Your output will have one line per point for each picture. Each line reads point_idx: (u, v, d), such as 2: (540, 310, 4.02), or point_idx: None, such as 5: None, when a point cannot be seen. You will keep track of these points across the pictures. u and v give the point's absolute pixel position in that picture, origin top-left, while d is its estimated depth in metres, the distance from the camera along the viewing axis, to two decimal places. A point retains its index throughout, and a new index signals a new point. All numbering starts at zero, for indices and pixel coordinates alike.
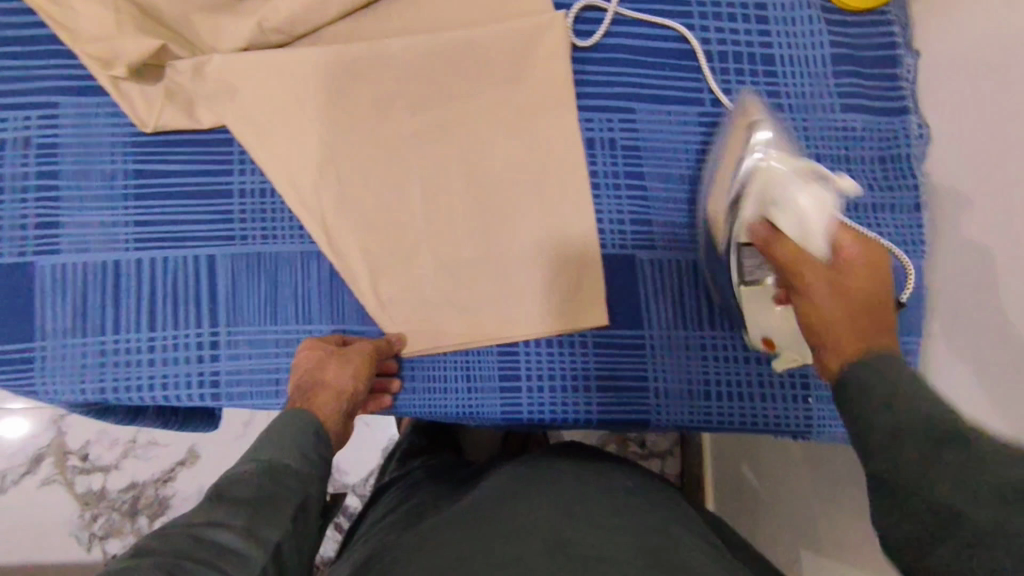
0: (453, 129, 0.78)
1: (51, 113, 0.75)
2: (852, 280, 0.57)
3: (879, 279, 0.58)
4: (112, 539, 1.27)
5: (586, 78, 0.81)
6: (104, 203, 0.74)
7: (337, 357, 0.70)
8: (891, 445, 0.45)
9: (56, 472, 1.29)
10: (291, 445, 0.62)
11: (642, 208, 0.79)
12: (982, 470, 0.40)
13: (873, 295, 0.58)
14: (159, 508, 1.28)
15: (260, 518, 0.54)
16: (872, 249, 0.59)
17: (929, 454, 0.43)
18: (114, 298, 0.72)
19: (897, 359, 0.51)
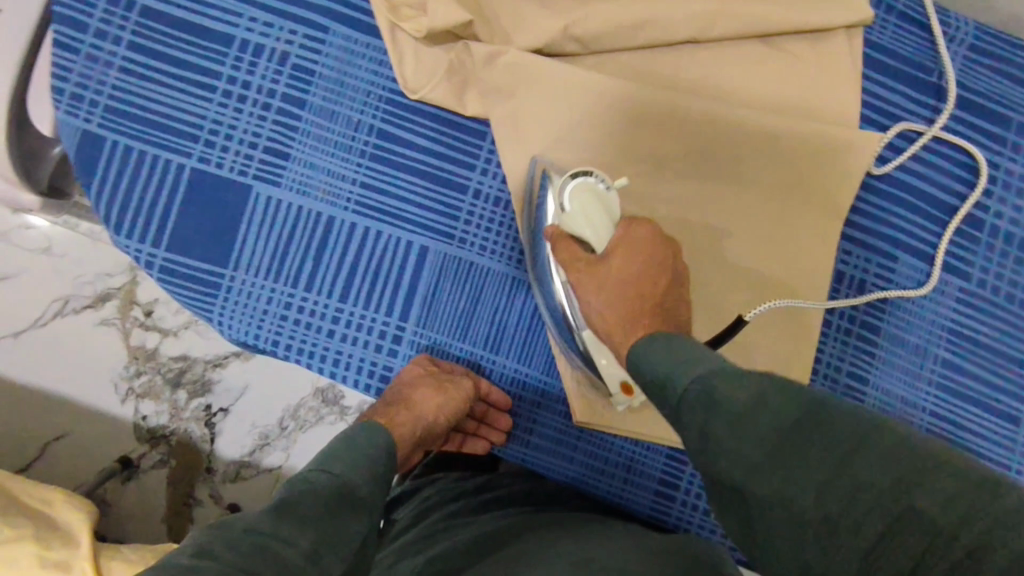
0: (712, 209, 0.71)
1: (318, 37, 0.68)
2: (619, 264, 0.58)
3: (657, 268, 0.57)
4: (146, 401, 1.08)
5: (862, 207, 0.74)
6: (340, 152, 0.68)
7: (433, 382, 0.66)
8: (684, 418, 0.45)
9: (116, 316, 1.07)
10: (360, 459, 0.59)
11: (865, 364, 0.73)
12: (758, 430, 0.42)
13: (670, 296, 0.57)
14: (201, 390, 1.08)
15: (326, 548, 0.49)
16: (640, 235, 0.59)
17: (705, 424, 0.44)
18: (316, 255, 0.68)
19: (671, 343, 0.49)
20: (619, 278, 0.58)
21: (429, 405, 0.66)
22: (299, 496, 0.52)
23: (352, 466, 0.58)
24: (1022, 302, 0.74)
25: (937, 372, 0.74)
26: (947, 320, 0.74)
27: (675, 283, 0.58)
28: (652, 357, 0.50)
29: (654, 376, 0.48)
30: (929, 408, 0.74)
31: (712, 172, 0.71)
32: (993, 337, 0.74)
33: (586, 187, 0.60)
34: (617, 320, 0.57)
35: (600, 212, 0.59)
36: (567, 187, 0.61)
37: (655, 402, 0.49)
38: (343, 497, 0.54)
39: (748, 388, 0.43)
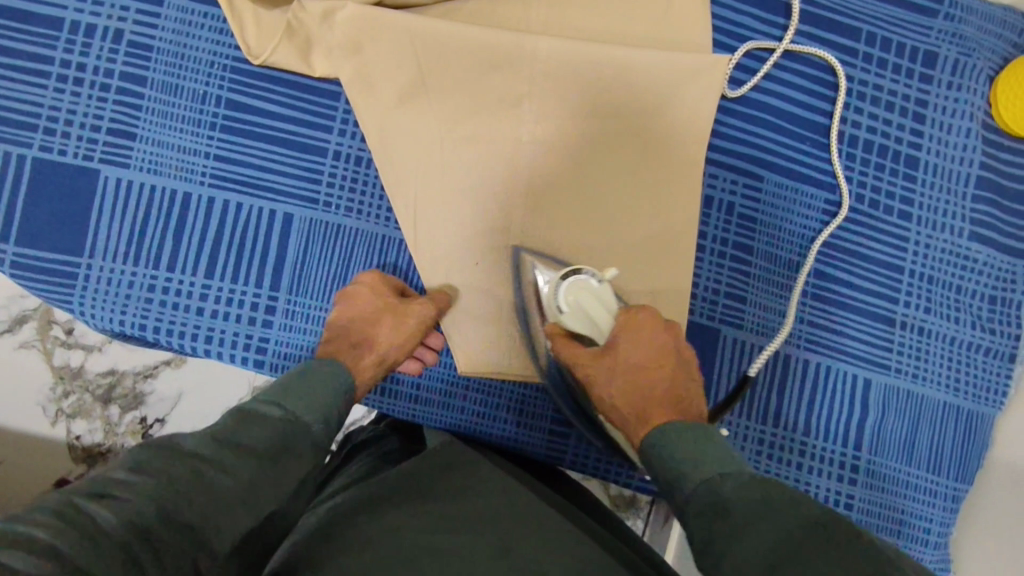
0: (578, 148, 0.71)
1: (152, 11, 0.67)
2: (621, 354, 0.59)
3: (656, 358, 0.59)
4: (77, 424, 0.93)
5: (723, 131, 0.76)
6: (188, 126, 0.67)
7: (391, 316, 0.64)
8: (688, 514, 0.49)
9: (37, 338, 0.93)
10: (319, 400, 0.55)
11: (741, 284, 0.75)
12: (749, 541, 0.43)
13: (676, 381, 0.58)
14: (134, 403, 0.93)
15: (265, 481, 0.47)
16: (641, 324, 0.60)
17: (710, 524, 0.46)
18: (175, 233, 0.67)
19: (673, 439, 0.53)
20: (622, 369, 0.59)
21: (395, 343, 0.64)
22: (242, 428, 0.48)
23: (306, 406, 0.53)
24: (886, 207, 0.77)
25: (811, 283, 0.76)
26: (817, 232, 0.76)
27: (678, 364, 0.60)
28: (673, 454, 0.52)
29: (672, 470, 0.52)
30: (807, 318, 0.76)
31: (575, 107, 0.71)
32: (861, 242, 0.77)
33: (579, 285, 0.63)
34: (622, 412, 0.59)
35: (597, 307, 0.62)
36: (562, 287, 0.63)
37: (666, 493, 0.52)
38: (288, 434, 0.50)
39: (748, 501, 0.46)
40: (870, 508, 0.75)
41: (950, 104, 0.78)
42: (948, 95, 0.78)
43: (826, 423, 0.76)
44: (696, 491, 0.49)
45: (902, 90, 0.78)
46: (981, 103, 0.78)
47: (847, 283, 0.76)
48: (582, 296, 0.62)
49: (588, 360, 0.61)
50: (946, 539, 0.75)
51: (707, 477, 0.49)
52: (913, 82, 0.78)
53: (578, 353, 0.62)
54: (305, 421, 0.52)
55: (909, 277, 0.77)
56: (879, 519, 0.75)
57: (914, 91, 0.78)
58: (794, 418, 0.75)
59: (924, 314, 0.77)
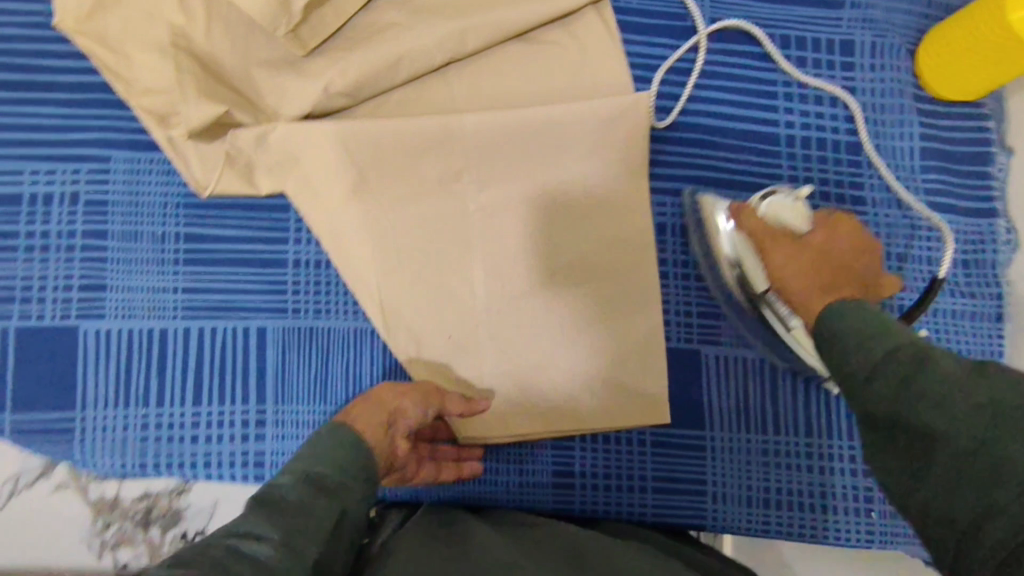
0: (522, 205, 0.73)
1: (102, 167, 0.71)
2: (825, 244, 0.67)
3: (847, 253, 0.66)
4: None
5: (660, 158, 0.77)
6: (153, 266, 0.71)
7: (397, 388, 0.67)
8: (883, 371, 0.48)
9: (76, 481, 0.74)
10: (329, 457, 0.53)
11: (711, 300, 0.76)
12: (965, 397, 0.43)
13: (857, 268, 0.65)
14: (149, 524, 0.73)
15: (300, 539, 0.45)
16: (840, 228, 0.68)
17: (906, 377, 0.46)
18: (158, 370, 0.69)
19: (855, 312, 0.53)
20: (815, 253, 0.67)
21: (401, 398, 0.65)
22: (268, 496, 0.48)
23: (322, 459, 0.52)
24: (838, 197, 0.78)
25: None
26: None
27: (864, 258, 0.66)
28: (852, 321, 0.52)
29: (852, 332, 0.52)
30: None
31: (513, 168, 0.73)
32: None
33: (778, 205, 0.69)
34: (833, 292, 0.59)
35: (799, 219, 0.69)
36: (768, 202, 0.70)
37: (848, 349, 0.51)
38: (314, 486, 0.49)
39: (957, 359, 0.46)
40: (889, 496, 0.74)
41: (877, 84, 0.79)
42: (873, 77, 0.79)
43: (832, 422, 0.75)
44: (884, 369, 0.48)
45: (828, 81, 0.79)
46: (907, 78, 0.79)
47: None
48: (787, 210, 0.69)
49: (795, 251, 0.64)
50: None
51: (891, 343, 0.49)
52: (836, 72, 0.79)
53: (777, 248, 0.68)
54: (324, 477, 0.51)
55: None
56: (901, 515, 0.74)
57: (840, 81, 0.79)
58: (795, 421, 0.75)
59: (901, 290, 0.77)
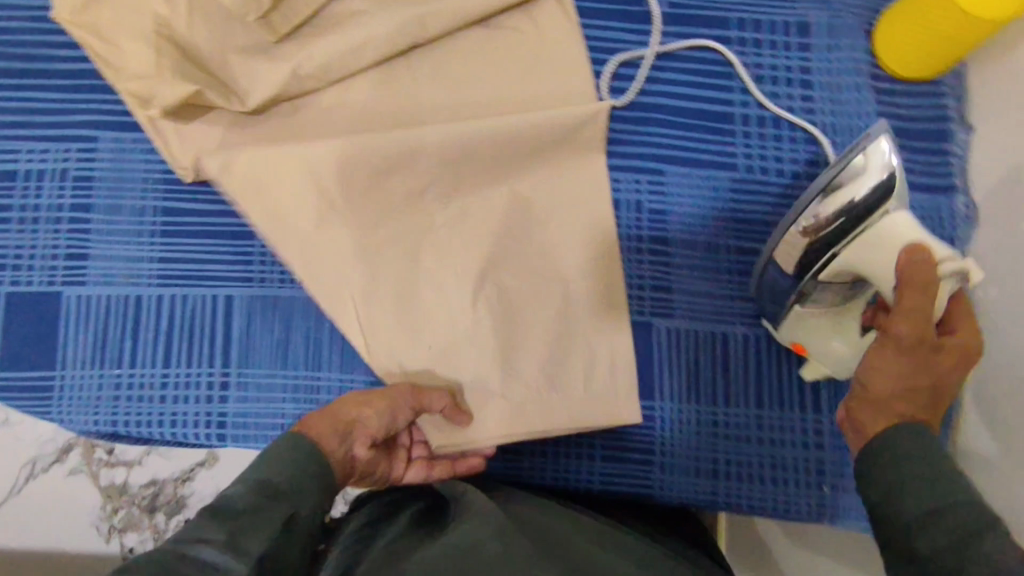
0: (479, 182, 0.75)
1: (88, 146, 0.77)
2: (940, 365, 0.53)
3: (945, 371, 0.53)
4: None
5: (617, 137, 0.79)
6: (131, 238, 0.75)
7: (375, 395, 0.64)
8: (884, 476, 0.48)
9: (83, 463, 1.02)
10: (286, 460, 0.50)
11: (664, 274, 0.77)
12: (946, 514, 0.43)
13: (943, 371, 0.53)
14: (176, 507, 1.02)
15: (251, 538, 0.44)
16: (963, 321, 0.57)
17: (901, 483, 0.46)
18: (132, 334, 0.74)
19: (908, 440, 0.48)
20: (930, 370, 0.53)
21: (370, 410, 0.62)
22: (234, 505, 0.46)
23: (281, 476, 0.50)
24: (794, 174, 0.79)
25: (733, 261, 0.78)
26: (728, 211, 0.79)
27: (962, 361, 0.55)
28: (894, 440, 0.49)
29: (878, 480, 0.48)
30: (736, 294, 0.77)
31: None
32: (776, 211, 0.78)
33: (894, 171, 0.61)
34: (923, 358, 0.53)
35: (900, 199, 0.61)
36: (884, 148, 0.61)
37: (875, 480, 0.48)
38: (268, 491, 0.47)
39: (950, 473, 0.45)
40: (840, 470, 0.75)
41: (833, 65, 0.80)
42: (829, 58, 0.80)
43: (779, 395, 0.76)
44: (953, 503, 0.43)
45: (782, 62, 0.81)
46: (862, 58, 0.81)
47: None
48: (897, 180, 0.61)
49: (915, 308, 0.54)
50: None
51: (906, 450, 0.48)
52: (791, 53, 0.81)
53: (912, 293, 0.54)
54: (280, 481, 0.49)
55: None
56: (852, 488, 0.74)
57: (795, 62, 0.81)
58: (745, 394, 0.76)
59: None
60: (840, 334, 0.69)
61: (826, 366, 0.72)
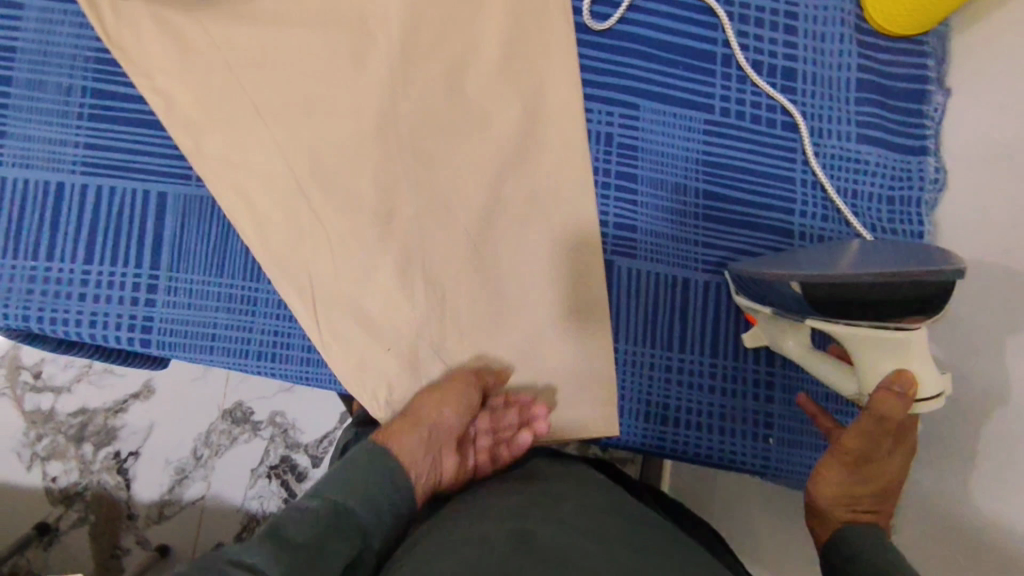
0: (445, 101, 0.73)
1: (13, 14, 0.69)
2: (877, 466, 0.60)
3: (886, 480, 0.60)
4: (53, 461, 1.16)
5: (593, 64, 0.76)
6: (55, 118, 0.69)
7: (435, 395, 0.67)
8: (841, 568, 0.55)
9: (6, 385, 1.16)
10: (363, 488, 0.56)
11: (630, 211, 0.74)
12: None
13: (885, 477, 0.60)
14: (107, 439, 1.17)
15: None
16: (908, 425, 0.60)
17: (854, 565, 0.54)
18: (52, 224, 0.68)
19: (865, 536, 0.57)
20: (870, 479, 0.60)
21: (430, 402, 0.67)
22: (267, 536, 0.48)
23: (351, 493, 0.55)
24: (769, 120, 0.77)
25: (701, 204, 0.75)
26: (700, 153, 0.76)
27: (900, 454, 0.60)
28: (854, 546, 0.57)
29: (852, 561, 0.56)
30: (701, 240, 0.75)
31: (440, 62, 0.73)
32: (747, 158, 0.76)
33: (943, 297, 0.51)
34: (867, 466, 0.60)
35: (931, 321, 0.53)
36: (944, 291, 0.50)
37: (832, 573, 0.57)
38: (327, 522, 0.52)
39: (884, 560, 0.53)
40: (791, 424, 0.73)
41: (819, 13, 0.78)
42: (817, 5, 0.78)
43: (735, 344, 0.73)
44: None
45: (768, 5, 0.78)
46: (851, 8, 0.78)
47: (738, 201, 0.75)
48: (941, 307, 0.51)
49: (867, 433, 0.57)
50: None
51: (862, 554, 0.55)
52: None
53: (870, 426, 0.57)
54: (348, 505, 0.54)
55: (801, 187, 0.76)
56: (798, 443, 0.72)
57: (782, 5, 0.78)
58: (701, 342, 0.73)
59: (823, 221, 0.76)
60: (796, 335, 0.66)
61: (766, 339, 0.70)
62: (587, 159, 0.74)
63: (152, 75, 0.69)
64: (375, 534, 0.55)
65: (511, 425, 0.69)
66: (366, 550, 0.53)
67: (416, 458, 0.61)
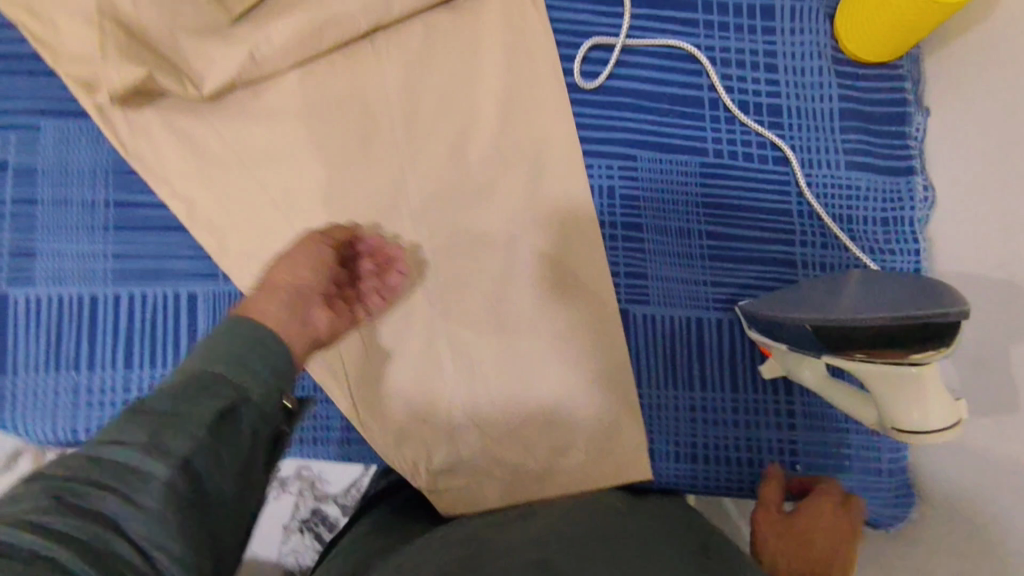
0: (451, 172, 0.76)
1: (30, 136, 0.72)
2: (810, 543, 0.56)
3: (833, 556, 0.54)
4: None
5: (589, 121, 0.79)
6: (83, 232, 0.72)
7: (328, 249, 0.65)
8: None
9: None
10: (248, 364, 0.48)
11: (639, 259, 0.78)
12: None
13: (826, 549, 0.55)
14: None
15: (170, 433, 0.43)
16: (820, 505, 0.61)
17: None
18: (90, 336, 0.71)
19: None
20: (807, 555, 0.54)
21: (288, 269, 0.61)
22: (96, 458, 0.41)
23: (206, 358, 0.47)
24: (761, 157, 0.80)
25: (706, 245, 0.78)
26: (700, 195, 0.79)
27: (829, 532, 0.57)
28: None
29: None
30: (710, 279, 0.78)
31: (442, 136, 0.77)
32: (745, 196, 0.79)
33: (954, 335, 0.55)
34: (789, 547, 0.56)
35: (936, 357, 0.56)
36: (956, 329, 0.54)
37: None
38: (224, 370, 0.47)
39: None
40: (814, 449, 0.76)
41: (797, 48, 0.81)
42: (793, 41, 0.81)
43: (754, 378, 0.77)
44: None
45: (748, 46, 0.81)
46: (825, 41, 0.82)
47: (741, 238, 0.78)
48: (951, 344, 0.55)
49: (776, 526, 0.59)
50: (899, 464, 0.77)
51: None
52: (757, 37, 0.81)
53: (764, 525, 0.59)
54: (235, 387, 0.47)
55: (799, 218, 0.79)
56: (822, 466, 0.76)
57: (760, 45, 0.81)
58: (721, 379, 0.77)
59: (823, 248, 0.79)
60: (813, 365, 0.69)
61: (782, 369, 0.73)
62: (594, 214, 0.77)
63: (170, 180, 0.72)
64: (253, 394, 0.47)
65: (370, 284, 0.69)
66: (244, 403, 0.46)
67: (282, 315, 0.56)
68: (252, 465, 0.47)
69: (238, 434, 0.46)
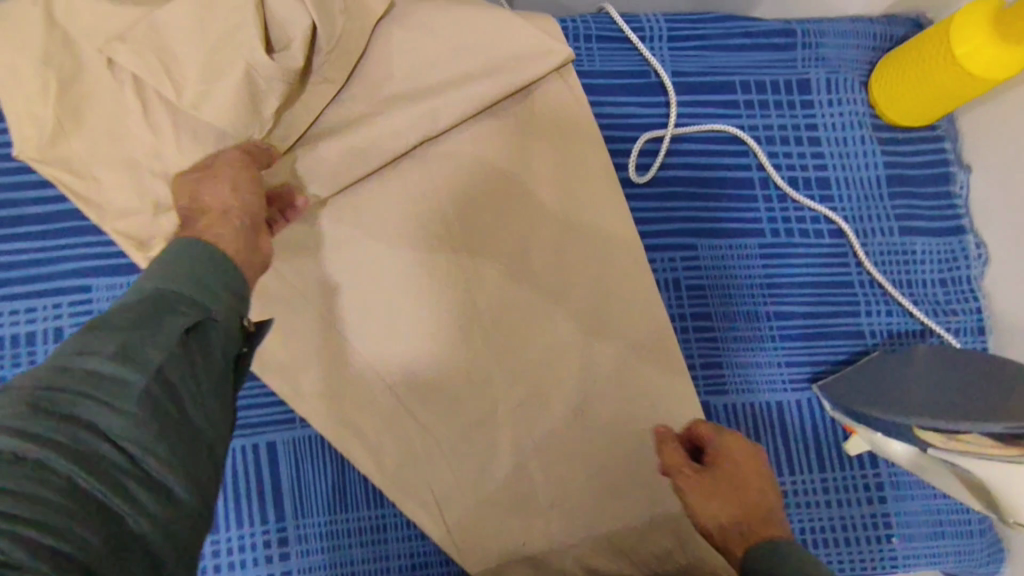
0: (516, 282, 0.75)
1: (85, 298, 0.70)
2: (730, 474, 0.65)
3: (742, 492, 0.64)
4: None
5: (645, 215, 0.79)
6: None
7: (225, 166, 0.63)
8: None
9: None
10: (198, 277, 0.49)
11: (711, 348, 0.78)
12: None
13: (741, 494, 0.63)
14: None
15: (136, 348, 0.43)
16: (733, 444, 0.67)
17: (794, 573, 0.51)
18: None
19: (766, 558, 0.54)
20: (727, 494, 0.64)
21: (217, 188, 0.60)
22: (69, 368, 0.41)
23: (170, 277, 0.47)
24: (816, 232, 0.80)
25: (774, 327, 0.78)
26: (762, 277, 0.79)
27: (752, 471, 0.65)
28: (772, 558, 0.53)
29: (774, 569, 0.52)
30: (783, 361, 0.78)
31: (502, 245, 0.75)
32: (806, 273, 0.80)
33: None
34: (719, 493, 0.64)
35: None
36: None
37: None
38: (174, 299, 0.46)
39: None
40: (905, 517, 0.77)
41: (836, 119, 0.82)
42: (832, 112, 0.82)
43: (837, 454, 0.77)
44: None
45: (790, 122, 0.82)
46: (863, 109, 0.83)
47: (808, 315, 0.79)
48: None
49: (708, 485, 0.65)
50: (986, 523, 0.78)
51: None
52: (796, 112, 0.82)
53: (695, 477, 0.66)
54: (192, 300, 0.47)
55: (861, 289, 0.80)
56: (916, 535, 0.76)
57: (801, 119, 0.82)
58: (807, 460, 0.77)
59: (889, 317, 0.80)
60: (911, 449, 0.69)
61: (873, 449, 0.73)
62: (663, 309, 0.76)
63: None
64: (214, 308, 0.48)
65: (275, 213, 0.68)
66: (210, 319, 0.47)
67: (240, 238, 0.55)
68: (229, 383, 0.47)
69: (206, 350, 0.46)
